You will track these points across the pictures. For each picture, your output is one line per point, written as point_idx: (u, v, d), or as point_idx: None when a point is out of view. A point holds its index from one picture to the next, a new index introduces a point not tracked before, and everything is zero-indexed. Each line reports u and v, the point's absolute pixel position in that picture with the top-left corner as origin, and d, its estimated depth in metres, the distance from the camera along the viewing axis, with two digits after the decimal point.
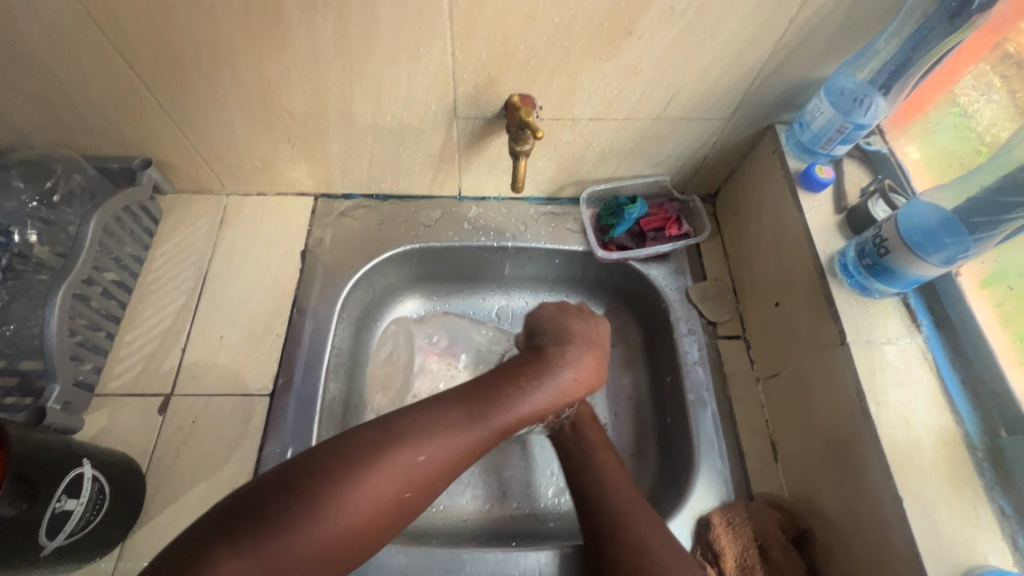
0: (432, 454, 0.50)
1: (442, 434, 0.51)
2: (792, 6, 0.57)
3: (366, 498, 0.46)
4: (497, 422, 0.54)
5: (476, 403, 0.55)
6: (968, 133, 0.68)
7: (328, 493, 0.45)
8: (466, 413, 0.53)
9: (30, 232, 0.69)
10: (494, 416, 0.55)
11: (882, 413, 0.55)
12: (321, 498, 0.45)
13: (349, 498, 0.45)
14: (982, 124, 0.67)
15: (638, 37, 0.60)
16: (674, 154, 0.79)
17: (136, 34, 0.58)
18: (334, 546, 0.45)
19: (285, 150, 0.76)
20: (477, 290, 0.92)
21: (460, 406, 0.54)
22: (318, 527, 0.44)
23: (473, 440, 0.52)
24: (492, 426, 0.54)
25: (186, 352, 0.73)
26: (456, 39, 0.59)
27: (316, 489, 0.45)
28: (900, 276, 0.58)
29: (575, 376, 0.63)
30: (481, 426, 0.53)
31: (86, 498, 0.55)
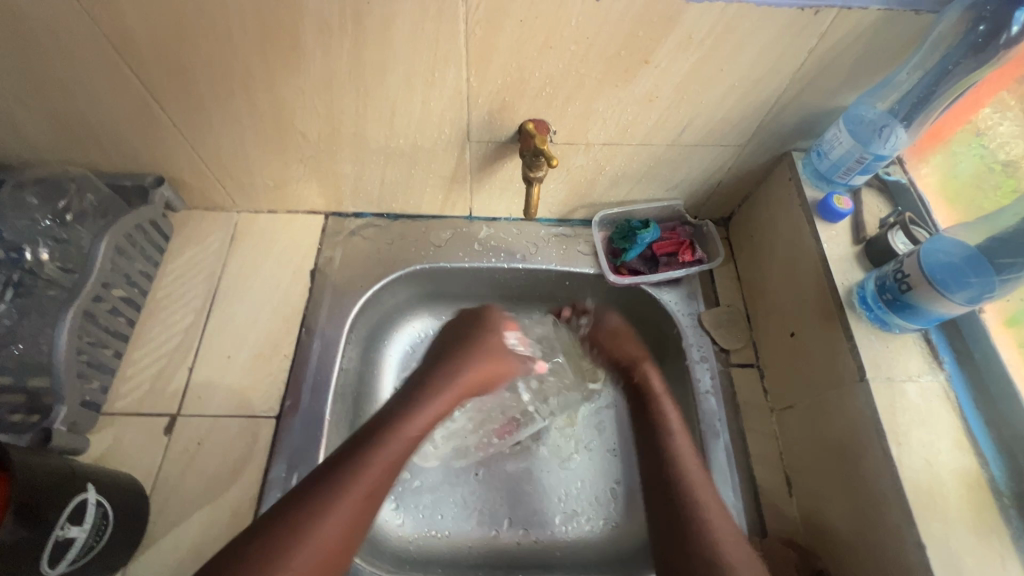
0: (386, 462, 0.57)
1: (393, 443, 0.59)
2: (812, 37, 0.56)
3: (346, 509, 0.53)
4: (389, 446, 0.58)
5: (393, 416, 0.62)
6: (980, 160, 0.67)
7: (309, 516, 0.52)
8: (397, 424, 0.61)
9: (42, 250, 0.70)
10: (410, 423, 0.61)
11: (902, 454, 0.54)
12: (277, 556, 0.49)
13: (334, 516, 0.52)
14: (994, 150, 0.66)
15: (654, 65, 0.59)
16: (688, 178, 0.79)
17: (152, 57, 0.58)
18: None
19: (297, 169, 0.76)
20: None
21: (392, 420, 0.61)
22: (318, 543, 0.51)
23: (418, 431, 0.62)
24: (407, 433, 0.61)
25: (192, 372, 0.73)
26: (471, 65, 0.59)
27: (297, 516, 0.52)
28: (922, 313, 0.56)
29: (473, 369, 0.71)
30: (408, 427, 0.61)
31: (89, 524, 0.54)
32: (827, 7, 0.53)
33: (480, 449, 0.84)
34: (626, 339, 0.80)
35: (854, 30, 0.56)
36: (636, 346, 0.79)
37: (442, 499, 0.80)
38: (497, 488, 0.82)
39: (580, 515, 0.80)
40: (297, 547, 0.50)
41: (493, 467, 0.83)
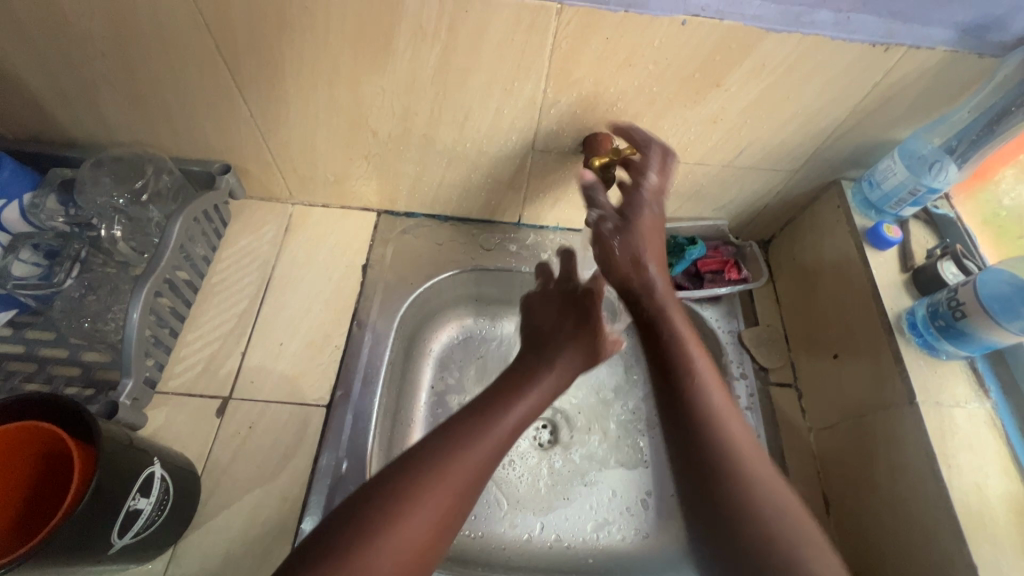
0: (469, 465, 0.51)
1: (478, 448, 0.52)
2: (878, 72, 0.59)
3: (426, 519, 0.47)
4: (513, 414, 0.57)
5: (475, 419, 0.55)
6: (992, 204, 0.73)
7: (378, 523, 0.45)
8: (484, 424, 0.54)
9: (115, 228, 0.73)
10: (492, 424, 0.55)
11: (953, 476, 0.56)
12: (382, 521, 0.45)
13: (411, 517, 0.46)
14: (1002, 196, 0.73)
15: (725, 89, 0.62)
16: (736, 200, 0.81)
17: (247, 49, 0.61)
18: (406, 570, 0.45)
19: (360, 166, 0.78)
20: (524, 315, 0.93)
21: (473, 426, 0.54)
22: (402, 539, 0.45)
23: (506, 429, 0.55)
24: (497, 434, 0.54)
25: (245, 357, 0.74)
26: (551, 77, 0.62)
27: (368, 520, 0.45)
28: (974, 341, 0.59)
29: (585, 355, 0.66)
30: (496, 429, 0.54)
31: (154, 498, 0.55)
32: (897, 45, 0.56)
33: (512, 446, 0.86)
34: (655, 202, 0.63)
35: (919, 68, 0.59)
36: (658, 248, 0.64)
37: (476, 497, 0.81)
38: (531, 486, 0.83)
39: (613, 517, 0.81)
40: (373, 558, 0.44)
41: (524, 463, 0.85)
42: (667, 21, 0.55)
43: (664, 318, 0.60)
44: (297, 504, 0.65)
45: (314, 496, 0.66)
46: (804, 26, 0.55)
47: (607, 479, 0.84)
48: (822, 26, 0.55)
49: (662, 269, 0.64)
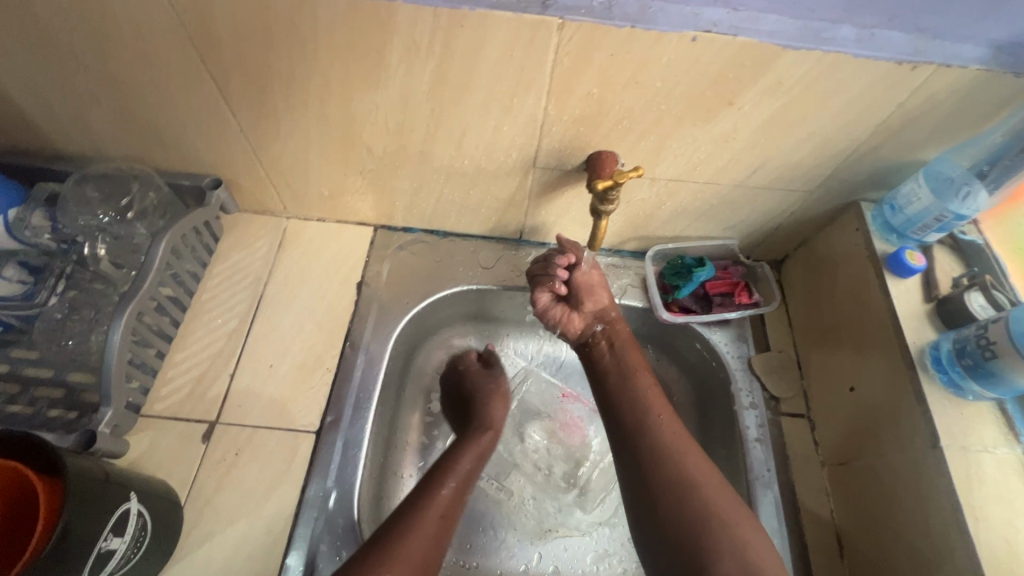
0: (412, 554, 0.56)
1: (437, 498, 0.63)
2: (904, 92, 0.55)
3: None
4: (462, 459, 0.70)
5: (407, 518, 0.60)
6: None
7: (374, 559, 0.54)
8: (434, 481, 0.65)
9: (98, 246, 0.71)
10: (445, 476, 0.66)
11: (979, 529, 0.52)
12: None
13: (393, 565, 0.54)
14: None
15: (738, 108, 0.59)
16: (747, 220, 0.77)
17: (234, 64, 0.58)
18: None
19: (355, 182, 0.75)
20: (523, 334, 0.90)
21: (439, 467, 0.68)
22: None
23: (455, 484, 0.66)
24: (431, 516, 0.61)
25: (234, 379, 0.72)
26: (552, 95, 0.58)
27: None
28: (1004, 384, 0.55)
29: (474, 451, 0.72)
30: (426, 515, 0.60)
31: (129, 535, 0.53)
32: (925, 64, 0.52)
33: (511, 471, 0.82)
34: (593, 289, 0.74)
35: (949, 88, 0.55)
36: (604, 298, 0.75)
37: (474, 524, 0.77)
38: (531, 515, 0.80)
39: (614, 550, 0.78)
40: None
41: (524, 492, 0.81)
42: (677, 37, 0.51)
43: (617, 366, 0.71)
44: (282, 537, 0.63)
45: (300, 528, 0.63)
46: (824, 42, 0.51)
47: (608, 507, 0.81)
48: (843, 43, 0.51)
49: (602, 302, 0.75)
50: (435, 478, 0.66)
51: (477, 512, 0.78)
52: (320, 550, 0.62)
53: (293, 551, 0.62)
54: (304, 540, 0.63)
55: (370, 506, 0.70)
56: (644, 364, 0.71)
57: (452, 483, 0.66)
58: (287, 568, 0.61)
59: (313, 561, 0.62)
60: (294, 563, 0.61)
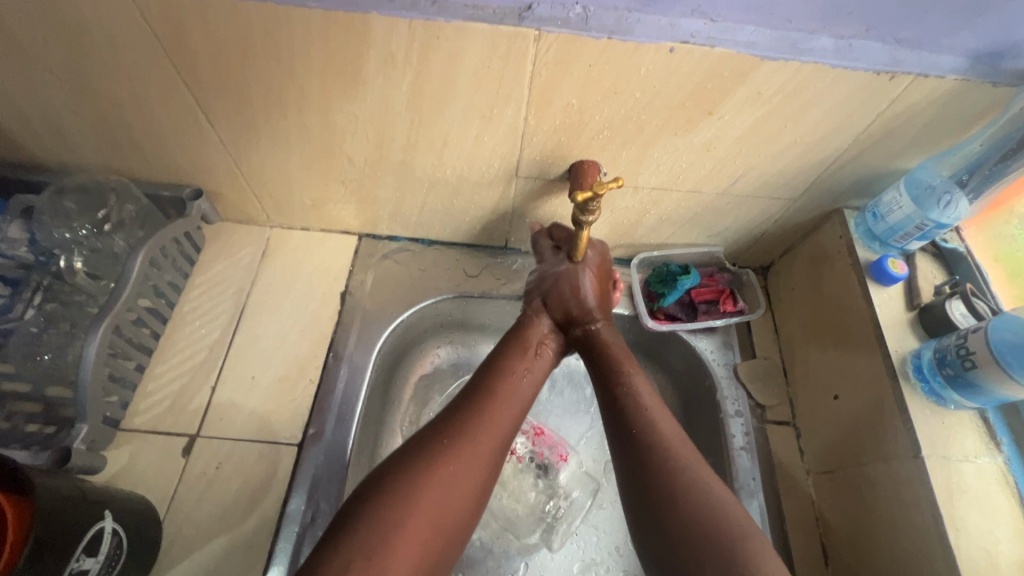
0: (465, 471, 0.52)
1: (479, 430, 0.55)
2: (882, 101, 0.55)
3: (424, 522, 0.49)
4: (521, 377, 0.62)
5: (456, 430, 0.55)
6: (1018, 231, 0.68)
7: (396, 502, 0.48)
8: (479, 410, 0.57)
9: (75, 260, 0.69)
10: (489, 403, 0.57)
11: (960, 540, 0.52)
12: (387, 515, 0.48)
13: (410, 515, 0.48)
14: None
15: (717, 118, 0.58)
16: (732, 227, 0.77)
17: (210, 74, 0.57)
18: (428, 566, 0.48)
19: (338, 191, 0.75)
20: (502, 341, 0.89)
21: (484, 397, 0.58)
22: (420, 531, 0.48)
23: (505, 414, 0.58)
24: (489, 433, 0.56)
25: (215, 391, 0.71)
26: (532, 104, 0.58)
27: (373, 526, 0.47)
28: (983, 394, 0.55)
29: (529, 372, 0.63)
30: (480, 433, 0.55)
31: (103, 555, 0.52)
32: (903, 74, 0.52)
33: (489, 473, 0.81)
34: (591, 274, 0.69)
35: (927, 98, 0.55)
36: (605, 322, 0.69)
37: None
38: (507, 520, 0.79)
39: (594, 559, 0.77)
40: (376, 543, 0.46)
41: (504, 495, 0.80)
42: (654, 48, 0.51)
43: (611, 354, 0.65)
44: (262, 552, 0.62)
45: (280, 543, 0.62)
46: (802, 53, 0.51)
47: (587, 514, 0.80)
48: (821, 54, 0.51)
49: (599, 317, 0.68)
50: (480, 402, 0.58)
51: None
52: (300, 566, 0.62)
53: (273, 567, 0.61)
54: (285, 556, 0.62)
55: None
56: (636, 367, 0.63)
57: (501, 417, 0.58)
58: None
59: None
60: None
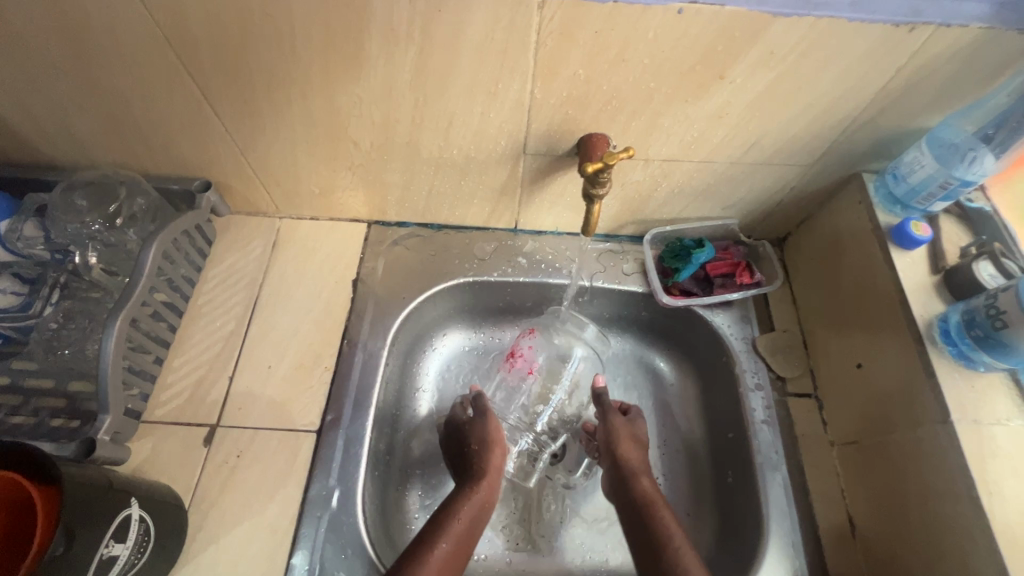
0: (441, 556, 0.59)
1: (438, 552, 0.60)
2: (902, 55, 0.53)
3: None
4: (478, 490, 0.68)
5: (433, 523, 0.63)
6: None
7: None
8: (440, 525, 0.63)
9: (90, 254, 0.69)
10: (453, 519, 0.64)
11: (993, 504, 0.51)
12: None
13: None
14: None
15: (729, 81, 0.57)
16: (746, 198, 0.75)
17: (211, 62, 0.57)
18: None
19: (345, 177, 0.74)
20: (518, 324, 0.88)
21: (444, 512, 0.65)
22: None
23: (465, 520, 0.64)
24: (454, 526, 0.63)
25: (233, 381, 0.71)
26: (538, 77, 0.57)
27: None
28: (1015, 353, 0.53)
29: (485, 486, 0.69)
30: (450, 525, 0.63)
31: (132, 541, 0.53)
32: (924, 25, 0.50)
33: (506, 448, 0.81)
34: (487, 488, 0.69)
35: (950, 48, 0.52)
36: (640, 455, 0.71)
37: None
38: (528, 495, 0.79)
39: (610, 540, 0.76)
40: None
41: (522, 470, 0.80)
42: (662, 10, 0.49)
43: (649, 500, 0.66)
44: (287, 537, 0.63)
45: (304, 527, 0.63)
46: (817, 8, 0.49)
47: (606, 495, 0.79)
48: (837, 6, 0.49)
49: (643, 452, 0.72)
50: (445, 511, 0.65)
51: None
52: (324, 550, 0.62)
53: (298, 551, 0.62)
54: (309, 541, 0.63)
55: (377, 502, 0.69)
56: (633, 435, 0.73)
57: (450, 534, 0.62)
58: (293, 568, 0.61)
59: (318, 561, 0.62)
60: (300, 563, 0.62)
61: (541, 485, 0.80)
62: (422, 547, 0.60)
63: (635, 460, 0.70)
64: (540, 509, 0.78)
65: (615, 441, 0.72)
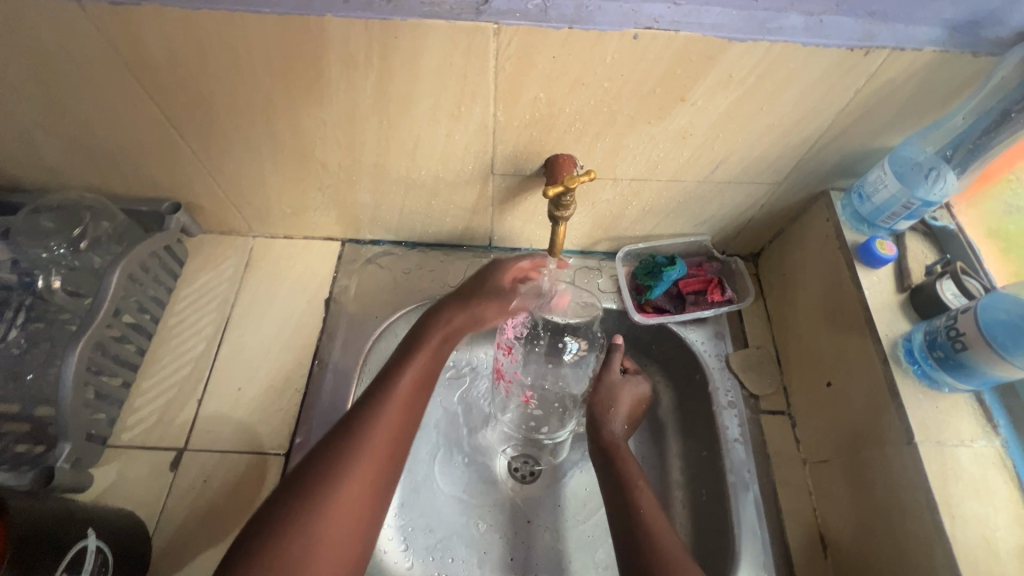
0: (375, 455, 0.55)
1: (372, 452, 0.55)
2: (859, 78, 0.54)
3: (320, 534, 0.50)
4: (421, 369, 0.62)
5: (366, 413, 0.57)
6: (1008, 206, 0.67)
7: (296, 530, 0.49)
8: (385, 396, 0.59)
9: (54, 277, 0.69)
10: (375, 427, 0.56)
11: (956, 526, 0.51)
12: (315, 493, 0.51)
13: (309, 540, 0.49)
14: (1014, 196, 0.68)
15: (690, 104, 0.57)
16: (717, 215, 0.75)
17: (173, 86, 0.57)
18: (353, 529, 0.52)
19: (315, 197, 0.74)
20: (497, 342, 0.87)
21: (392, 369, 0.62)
22: (330, 522, 0.51)
23: (399, 399, 0.59)
24: (384, 424, 0.57)
25: (202, 404, 0.71)
26: (499, 100, 0.57)
27: (276, 552, 0.48)
28: (977, 375, 0.53)
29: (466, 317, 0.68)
30: (383, 424, 0.57)
31: (86, 573, 0.52)
32: (878, 49, 0.50)
33: (478, 463, 0.82)
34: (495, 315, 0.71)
35: (906, 71, 0.53)
36: (624, 416, 0.75)
37: (446, 524, 0.76)
38: (504, 513, 0.79)
39: (583, 559, 0.75)
40: (314, 513, 0.50)
41: (493, 487, 0.81)
42: (618, 35, 0.49)
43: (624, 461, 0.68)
44: None
45: None
46: (770, 33, 0.49)
47: (579, 510, 0.79)
48: (791, 32, 0.49)
49: (625, 423, 0.74)
50: (369, 412, 0.57)
51: (455, 521, 0.77)
52: None
53: None
54: None
55: None
56: (633, 400, 0.76)
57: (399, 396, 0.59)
58: None
59: None
60: None
61: (518, 504, 0.80)
62: (354, 434, 0.55)
63: (617, 426, 0.73)
64: (516, 528, 0.78)
65: (601, 401, 0.75)
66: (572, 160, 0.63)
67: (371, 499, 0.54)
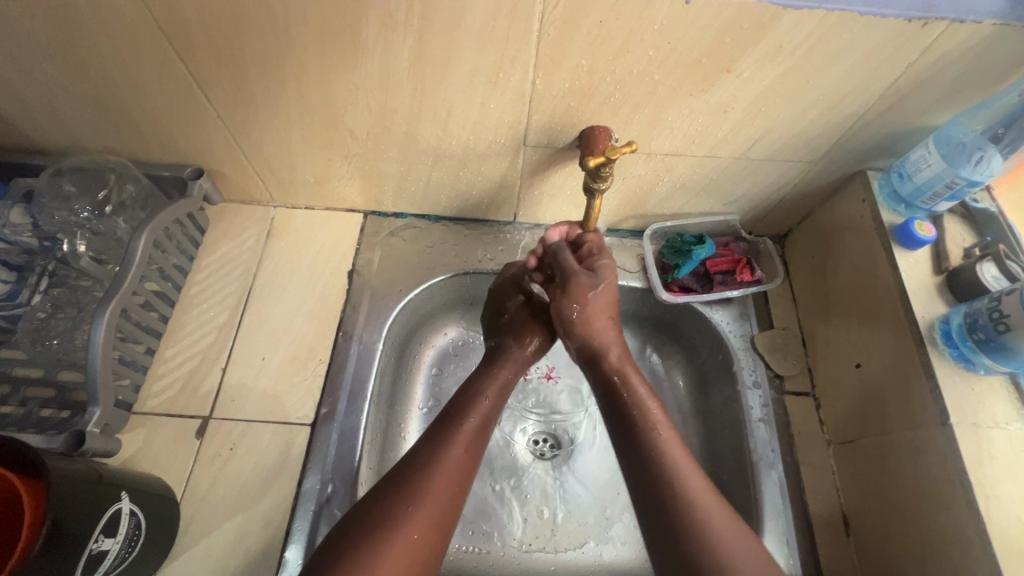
0: (464, 439, 0.58)
1: (463, 436, 0.58)
2: (912, 52, 0.52)
3: (425, 518, 0.52)
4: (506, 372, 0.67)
5: (453, 415, 0.61)
6: None
7: (403, 515, 0.51)
8: (471, 400, 0.63)
9: (78, 242, 0.68)
10: (461, 426, 0.59)
11: (990, 507, 0.51)
12: (414, 479, 0.54)
13: (412, 526, 0.50)
14: None
15: (736, 75, 0.55)
16: (748, 194, 0.74)
17: (203, 46, 0.55)
18: (449, 514, 0.54)
19: (340, 166, 0.73)
20: None
21: (481, 377, 0.66)
22: (428, 507, 0.52)
23: (485, 407, 0.62)
24: (472, 422, 0.60)
25: (226, 373, 0.70)
26: (539, 67, 0.55)
27: (376, 539, 0.49)
28: (1017, 357, 0.53)
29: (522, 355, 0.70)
30: (470, 419, 0.60)
31: (122, 535, 0.52)
32: (937, 20, 0.49)
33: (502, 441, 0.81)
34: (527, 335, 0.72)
35: (962, 45, 0.51)
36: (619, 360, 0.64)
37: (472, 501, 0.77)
38: (521, 488, 0.79)
39: (601, 534, 0.76)
40: (408, 494, 0.52)
41: (515, 464, 0.80)
42: (669, 0, 0.48)
43: (641, 410, 0.59)
44: (281, 530, 0.62)
45: (298, 521, 0.63)
46: (827, 1, 0.48)
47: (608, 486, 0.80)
48: (848, 0, 0.48)
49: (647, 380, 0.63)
50: (455, 416, 0.60)
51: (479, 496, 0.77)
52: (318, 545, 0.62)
53: (291, 545, 0.61)
54: (302, 535, 0.62)
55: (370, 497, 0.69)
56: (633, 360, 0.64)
57: (490, 397, 0.64)
58: (286, 562, 0.61)
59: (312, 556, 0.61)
60: (293, 557, 0.61)
61: (537, 479, 0.80)
62: (446, 427, 0.59)
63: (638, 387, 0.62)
64: (535, 500, 0.78)
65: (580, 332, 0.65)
66: (607, 131, 0.62)
67: (460, 491, 0.56)
